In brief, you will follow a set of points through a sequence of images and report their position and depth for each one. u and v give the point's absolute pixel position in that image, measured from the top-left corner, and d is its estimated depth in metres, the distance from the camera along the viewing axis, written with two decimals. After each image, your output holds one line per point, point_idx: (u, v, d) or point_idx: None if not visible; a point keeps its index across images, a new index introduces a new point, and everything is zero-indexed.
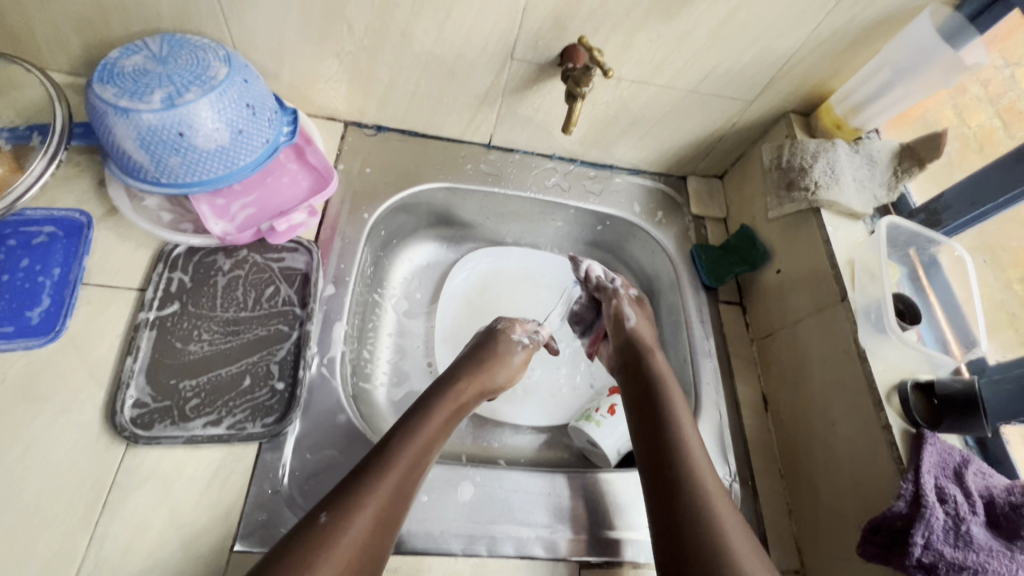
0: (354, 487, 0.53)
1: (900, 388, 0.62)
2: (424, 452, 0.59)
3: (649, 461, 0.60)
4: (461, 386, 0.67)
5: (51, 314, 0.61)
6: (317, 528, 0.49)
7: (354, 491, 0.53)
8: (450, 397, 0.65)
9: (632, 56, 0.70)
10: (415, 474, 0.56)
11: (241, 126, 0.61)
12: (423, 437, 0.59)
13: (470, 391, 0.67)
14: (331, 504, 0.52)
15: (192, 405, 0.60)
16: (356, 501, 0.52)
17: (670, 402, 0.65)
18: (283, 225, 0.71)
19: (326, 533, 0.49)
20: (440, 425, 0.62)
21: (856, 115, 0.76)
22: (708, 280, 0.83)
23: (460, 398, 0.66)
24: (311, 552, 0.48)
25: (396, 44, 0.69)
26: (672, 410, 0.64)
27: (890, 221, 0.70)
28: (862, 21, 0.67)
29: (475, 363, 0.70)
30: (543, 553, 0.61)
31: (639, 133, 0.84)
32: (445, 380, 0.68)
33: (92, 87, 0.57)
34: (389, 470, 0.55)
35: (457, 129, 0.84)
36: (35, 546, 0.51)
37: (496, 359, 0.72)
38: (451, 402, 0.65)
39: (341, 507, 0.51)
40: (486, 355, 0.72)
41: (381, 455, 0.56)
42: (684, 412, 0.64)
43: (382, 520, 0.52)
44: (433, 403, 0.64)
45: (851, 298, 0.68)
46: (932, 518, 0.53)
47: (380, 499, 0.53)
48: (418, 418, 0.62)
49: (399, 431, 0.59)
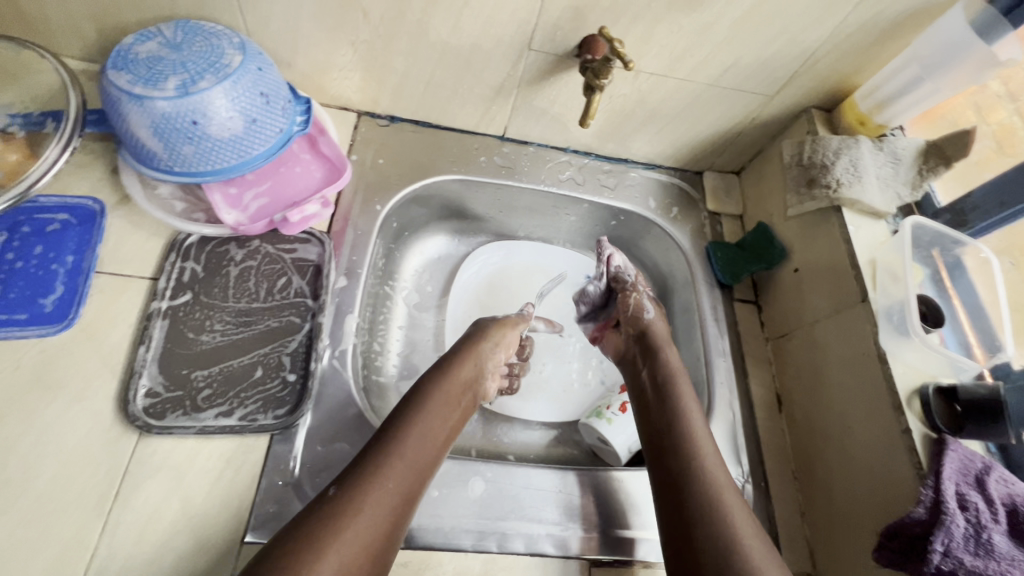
0: (363, 463, 0.53)
1: (922, 392, 0.62)
2: (426, 431, 0.58)
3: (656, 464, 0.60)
4: (457, 365, 0.66)
5: (64, 302, 0.61)
6: (328, 501, 0.50)
7: (362, 467, 0.53)
8: (451, 376, 0.64)
9: (653, 48, 0.69)
10: (421, 450, 0.56)
11: (255, 115, 0.61)
12: (427, 415, 0.59)
13: (464, 366, 0.66)
14: (341, 479, 0.52)
15: (204, 396, 0.60)
16: (366, 475, 0.52)
17: (683, 405, 0.63)
18: (296, 216, 0.70)
19: (336, 505, 0.49)
20: (444, 406, 0.61)
21: (880, 111, 0.74)
22: (723, 277, 0.82)
23: (459, 374, 0.65)
24: (323, 526, 0.48)
25: (412, 33, 0.68)
26: (687, 426, 0.61)
27: (914, 222, 0.68)
28: (891, 14, 0.65)
29: (461, 344, 0.69)
30: (554, 550, 0.61)
31: (656, 128, 0.83)
32: (444, 357, 0.67)
33: (106, 74, 0.57)
34: (397, 446, 0.55)
35: (472, 121, 0.83)
36: (49, 533, 0.51)
37: (478, 337, 0.70)
38: (449, 381, 0.64)
39: (351, 482, 0.52)
40: (477, 334, 0.70)
41: (386, 434, 0.56)
42: (697, 418, 0.62)
43: (395, 496, 0.52)
44: (433, 382, 0.63)
45: (872, 299, 0.66)
46: (952, 525, 0.52)
47: (391, 474, 0.53)
48: (420, 397, 0.61)
49: (401, 413, 0.59)
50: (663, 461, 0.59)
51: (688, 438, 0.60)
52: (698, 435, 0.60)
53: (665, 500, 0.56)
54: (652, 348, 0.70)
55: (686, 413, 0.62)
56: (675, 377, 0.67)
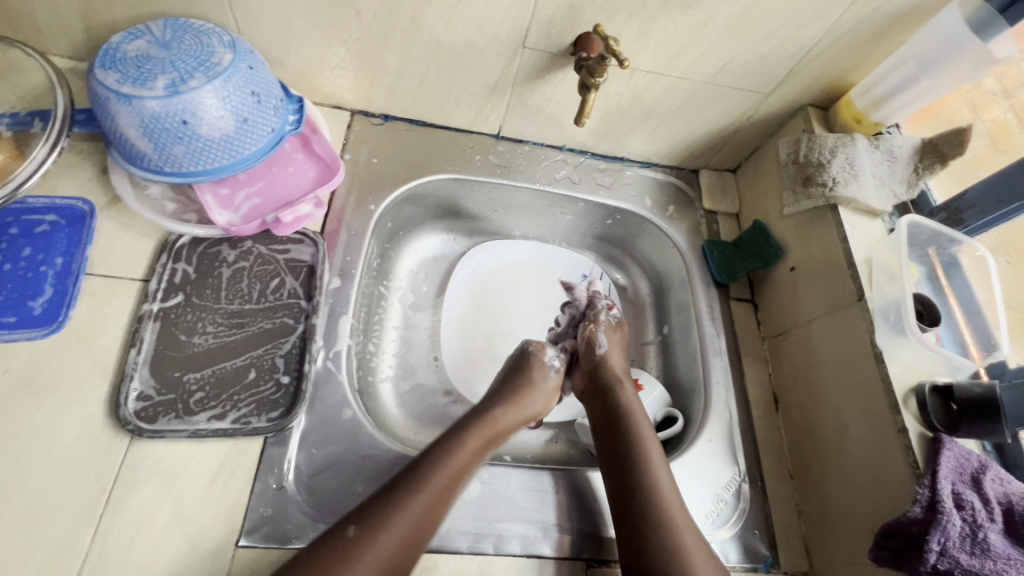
0: (385, 502, 0.53)
1: (918, 391, 0.61)
2: (457, 478, 0.58)
3: (612, 466, 0.62)
4: (498, 415, 0.66)
5: (53, 304, 0.60)
6: (345, 540, 0.50)
7: (384, 508, 0.53)
8: (486, 424, 0.64)
9: (648, 46, 0.69)
10: (446, 498, 0.56)
11: (246, 114, 0.60)
12: (458, 461, 0.59)
13: (506, 417, 0.66)
14: (361, 515, 0.52)
15: (196, 399, 0.59)
16: (383, 515, 0.52)
17: (630, 414, 0.67)
18: (289, 217, 0.70)
19: (351, 547, 0.49)
20: (476, 450, 0.61)
21: (876, 109, 0.74)
22: (719, 276, 0.82)
23: (496, 424, 0.65)
24: (333, 565, 0.48)
25: (405, 30, 0.67)
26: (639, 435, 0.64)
27: (910, 220, 0.68)
28: (887, 12, 0.65)
29: (508, 390, 0.69)
30: (552, 552, 0.61)
31: (651, 126, 0.82)
32: (482, 404, 0.67)
33: (93, 72, 0.56)
34: (422, 489, 0.55)
35: (466, 119, 0.83)
36: (40, 539, 0.51)
37: (525, 389, 0.70)
38: (486, 428, 0.64)
39: (371, 522, 0.51)
40: (520, 383, 0.70)
41: (413, 475, 0.56)
42: (645, 425, 0.66)
43: (408, 540, 0.52)
44: (470, 427, 0.63)
45: (869, 298, 0.66)
46: (948, 525, 0.52)
47: (407, 517, 0.53)
48: (453, 439, 0.61)
49: (432, 454, 0.59)
50: (620, 470, 0.61)
51: (646, 449, 0.62)
52: (647, 443, 0.63)
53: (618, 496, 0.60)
54: (607, 387, 0.70)
55: (633, 422, 0.66)
56: (617, 388, 0.70)
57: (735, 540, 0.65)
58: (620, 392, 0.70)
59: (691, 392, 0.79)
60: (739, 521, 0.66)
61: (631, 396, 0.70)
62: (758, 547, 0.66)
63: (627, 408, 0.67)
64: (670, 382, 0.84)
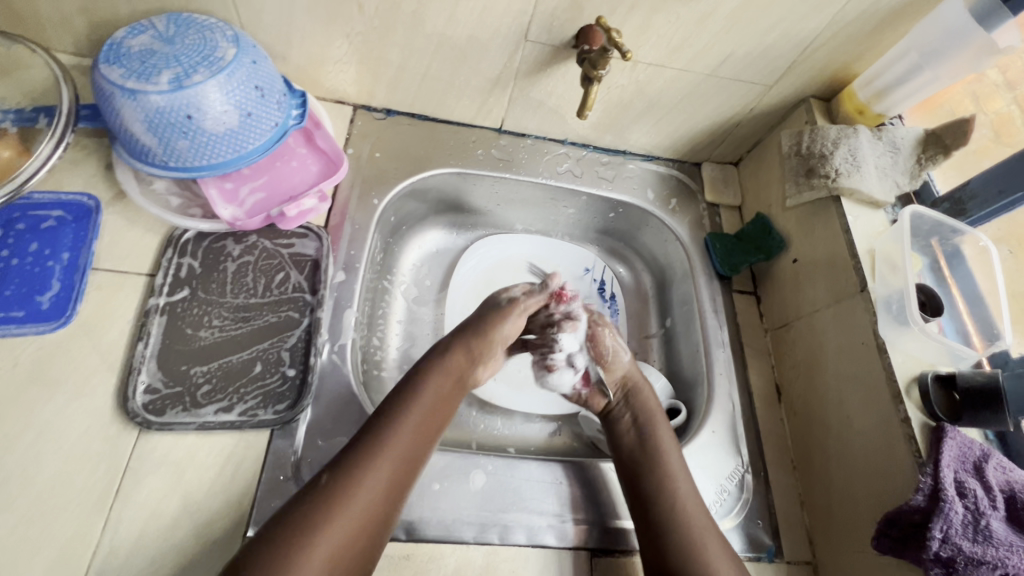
0: (343, 469, 0.52)
1: (921, 380, 0.62)
2: (418, 432, 0.57)
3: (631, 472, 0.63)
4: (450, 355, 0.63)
5: (61, 299, 0.60)
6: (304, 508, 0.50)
7: (341, 474, 0.52)
8: (434, 368, 0.62)
9: (650, 38, 0.68)
10: (408, 455, 0.55)
11: (250, 109, 0.60)
12: (414, 417, 0.58)
13: (457, 353, 0.63)
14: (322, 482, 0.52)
15: (204, 392, 0.59)
16: (342, 482, 0.51)
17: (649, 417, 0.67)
18: (294, 210, 0.70)
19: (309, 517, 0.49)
20: (434, 399, 0.60)
21: (879, 100, 0.74)
22: (722, 269, 0.82)
23: (451, 365, 0.63)
24: (296, 534, 0.48)
25: (407, 25, 0.67)
26: (658, 442, 0.64)
27: (913, 211, 0.68)
28: (890, 2, 0.65)
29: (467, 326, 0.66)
30: (556, 542, 0.61)
31: (654, 118, 0.82)
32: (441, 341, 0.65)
33: (97, 68, 0.56)
34: (379, 450, 0.54)
35: (468, 113, 0.83)
36: (51, 531, 0.51)
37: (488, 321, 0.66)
38: (442, 371, 0.62)
39: (329, 490, 0.51)
40: (479, 318, 0.66)
41: (370, 435, 0.55)
42: (665, 431, 0.66)
43: (371, 504, 0.52)
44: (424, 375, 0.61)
45: (871, 289, 0.66)
46: (950, 513, 0.53)
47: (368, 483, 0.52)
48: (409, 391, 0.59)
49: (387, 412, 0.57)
50: (638, 478, 0.62)
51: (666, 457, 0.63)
52: (667, 450, 0.63)
53: (638, 502, 0.61)
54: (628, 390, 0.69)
55: (653, 428, 0.65)
56: (638, 391, 0.69)
57: (739, 530, 0.65)
58: (643, 394, 0.69)
59: (694, 384, 0.79)
60: (742, 511, 0.67)
61: (651, 397, 0.69)
62: (761, 537, 0.66)
63: (647, 412, 0.67)
64: (673, 374, 0.84)
